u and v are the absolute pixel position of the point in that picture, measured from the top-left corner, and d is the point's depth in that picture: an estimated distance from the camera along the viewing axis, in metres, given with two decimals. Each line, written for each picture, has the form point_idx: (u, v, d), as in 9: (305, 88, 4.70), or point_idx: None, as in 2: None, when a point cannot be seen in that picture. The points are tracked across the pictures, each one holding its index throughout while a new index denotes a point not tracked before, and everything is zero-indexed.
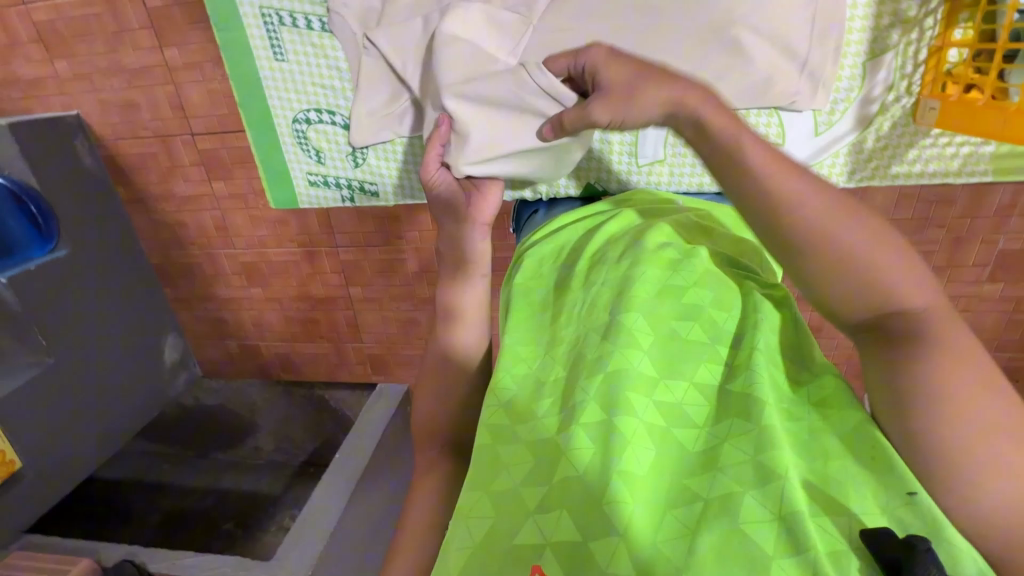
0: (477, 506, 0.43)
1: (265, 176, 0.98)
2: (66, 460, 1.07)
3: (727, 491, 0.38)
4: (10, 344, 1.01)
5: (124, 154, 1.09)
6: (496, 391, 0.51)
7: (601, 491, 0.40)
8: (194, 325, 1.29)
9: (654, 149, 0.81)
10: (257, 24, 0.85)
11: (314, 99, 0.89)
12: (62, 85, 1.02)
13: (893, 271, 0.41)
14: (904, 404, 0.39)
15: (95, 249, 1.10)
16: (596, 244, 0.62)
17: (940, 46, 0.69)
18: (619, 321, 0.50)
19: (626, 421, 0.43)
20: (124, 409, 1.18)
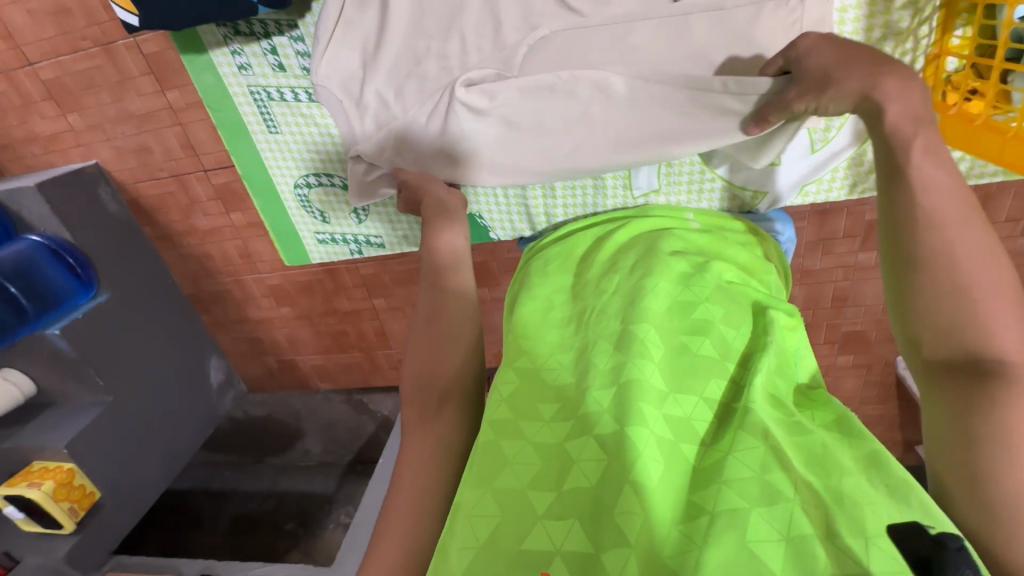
0: (482, 505, 0.42)
1: (276, 240, 1.09)
2: (134, 485, 1.16)
3: (732, 508, 0.37)
4: (73, 386, 1.09)
5: (146, 197, 1.13)
6: (502, 387, 0.52)
7: (610, 499, 0.39)
8: (236, 347, 1.37)
9: (649, 179, 0.81)
10: (248, 102, 0.90)
11: (311, 165, 0.95)
12: (78, 136, 1.06)
13: (1001, 324, 0.43)
14: (975, 445, 0.40)
15: (133, 289, 1.16)
16: (601, 256, 0.62)
17: (938, 54, 0.65)
18: (634, 334, 0.49)
19: (640, 432, 0.41)
20: (183, 432, 1.27)
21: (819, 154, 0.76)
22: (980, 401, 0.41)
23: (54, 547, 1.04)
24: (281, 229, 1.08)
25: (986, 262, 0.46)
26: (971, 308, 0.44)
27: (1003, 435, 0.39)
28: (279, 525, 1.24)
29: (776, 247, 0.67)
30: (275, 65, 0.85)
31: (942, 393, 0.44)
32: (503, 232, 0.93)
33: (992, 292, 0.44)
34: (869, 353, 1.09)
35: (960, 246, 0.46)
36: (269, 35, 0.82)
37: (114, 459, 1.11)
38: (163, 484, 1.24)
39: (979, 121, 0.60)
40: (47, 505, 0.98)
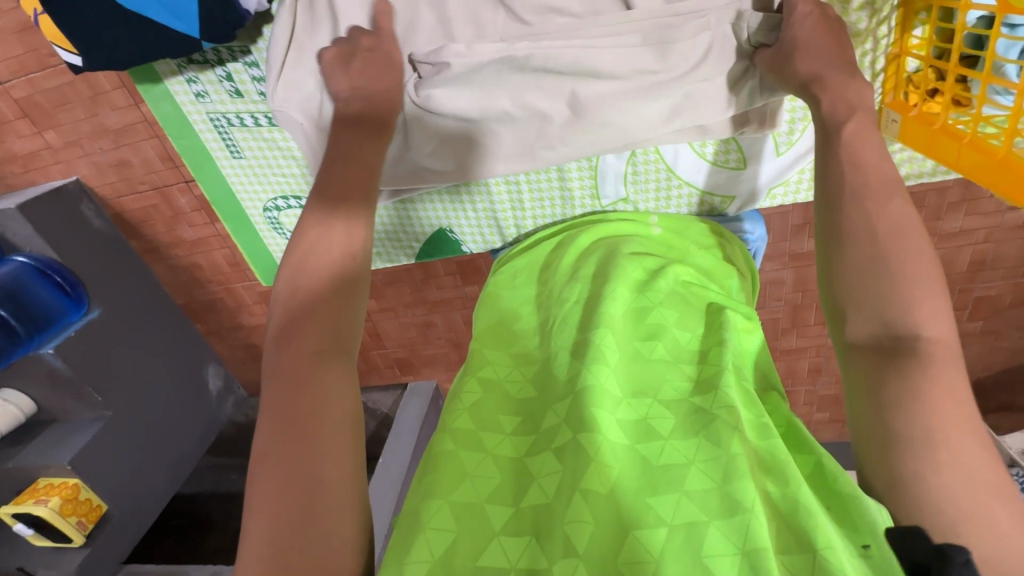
0: (438, 518, 0.42)
1: (251, 264, 1.07)
2: (141, 496, 1.18)
3: (690, 521, 0.37)
4: (72, 403, 1.10)
5: (130, 211, 1.13)
6: (461, 397, 0.52)
7: (563, 510, 0.39)
8: (232, 353, 1.38)
9: (616, 188, 0.82)
10: (208, 129, 0.88)
11: (278, 188, 0.94)
12: (56, 154, 1.05)
13: (927, 307, 0.47)
14: (893, 445, 0.43)
15: (125, 304, 1.16)
16: (564, 262, 0.62)
17: (898, 53, 0.66)
18: (591, 339, 0.49)
19: (594, 439, 0.42)
20: (185, 442, 1.29)
21: (785, 156, 0.77)
22: (898, 388, 0.44)
23: (67, 560, 1.06)
24: (253, 251, 1.06)
25: (901, 262, 0.49)
26: (889, 301, 0.48)
27: (919, 428, 0.42)
28: None
29: (740, 247, 0.68)
30: (232, 91, 0.84)
31: (864, 370, 0.47)
32: (475, 245, 0.92)
33: (906, 288, 0.47)
34: None
35: (880, 224, 0.51)
36: (222, 63, 0.82)
37: (120, 473, 1.13)
38: (168, 492, 1.26)
39: (938, 126, 0.61)
40: (55, 521, 1.00)
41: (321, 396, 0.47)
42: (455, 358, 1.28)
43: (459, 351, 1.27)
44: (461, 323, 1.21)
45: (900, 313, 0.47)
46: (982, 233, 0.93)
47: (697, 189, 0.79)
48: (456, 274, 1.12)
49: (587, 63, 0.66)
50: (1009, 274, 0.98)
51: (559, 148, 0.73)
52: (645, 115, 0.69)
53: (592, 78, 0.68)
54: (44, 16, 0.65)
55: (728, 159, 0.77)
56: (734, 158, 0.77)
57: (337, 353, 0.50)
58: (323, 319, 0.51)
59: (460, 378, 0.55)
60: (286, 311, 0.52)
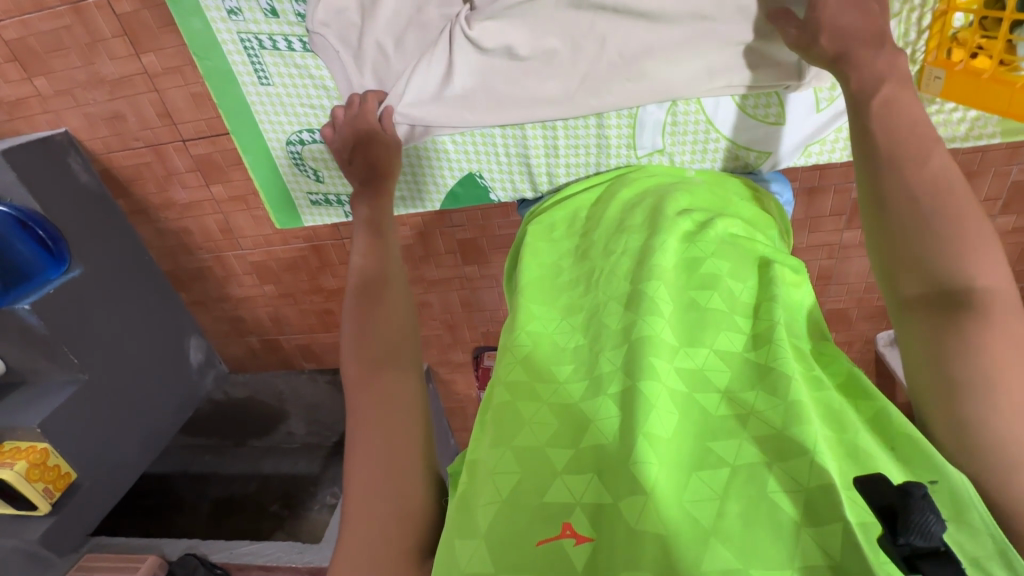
0: (501, 463, 0.43)
1: (270, 205, 1.04)
2: (114, 467, 1.12)
3: (753, 462, 0.39)
4: (45, 365, 1.05)
5: (119, 168, 1.08)
6: (512, 348, 0.52)
7: (623, 451, 0.40)
8: (215, 326, 1.34)
9: (653, 139, 0.82)
10: (238, 50, 0.86)
11: (304, 120, 0.92)
12: (45, 102, 1.01)
13: (979, 261, 0.48)
14: (954, 389, 0.44)
15: (107, 265, 1.12)
16: (608, 216, 0.62)
17: (946, 10, 0.67)
18: (644, 291, 0.49)
19: (653, 387, 0.42)
20: (162, 415, 1.24)
21: (825, 112, 0.77)
22: (956, 344, 0.45)
23: (29, 529, 1.00)
24: (270, 192, 1.03)
25: (957, 215, 0.50)
26: (936, 262, 0.49)
27: (978, 374, 0.43)
28: (264, 506, 1.24)
29: (775, 204, 0.69)
30: (267, 10, 0.82)
31: (921, 327, 0.48)
32: (504, 194, 0.91)
33: (954, 240, 0.49)
34: (849, 330, 1.13)
35: (923, 184, 0.52)
36: None
37: (92, 442, 1.07)
38: (141, 467, 1.21)
39: (986, 76, 0.64)
40: (21, 487, 0.94)
41: (393, 389, 0.55)
42: (448, 341, 1.27)
43: (453, 334, 1.25)
44: (457, 305, 1.20)
45: (947, 268, 0.48)
46: None
47: (735, 143, 0.79)
48: (457, 253, 1.11)
49: (643, 3, 0.70)
50: None
51: (599, 92, 0.76)
52: (691, 62, 0.72)
53: (649, 21, 0.71)
54: None
55: (768, 113, 0.77)
56: (774, 112, 0.77)
57: (404, 354, 0.59)
58: (387, 329, 0.60)
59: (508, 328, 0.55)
60: (355, 321, 0.61)
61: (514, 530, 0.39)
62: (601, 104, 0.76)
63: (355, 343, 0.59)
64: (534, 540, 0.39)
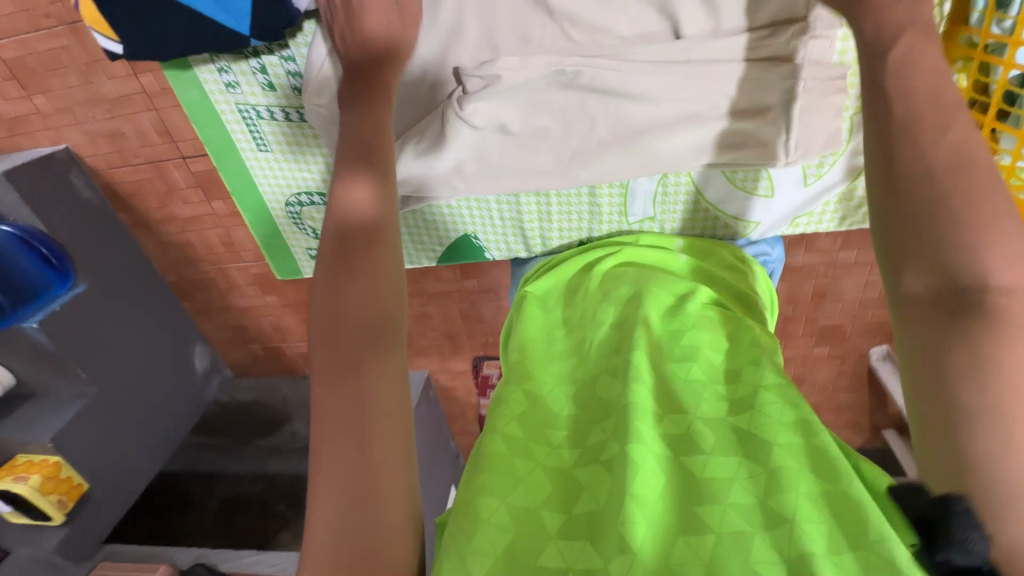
0: (493, 514, 0.44)
1: (267, 255, 1.05)
2: (124, 474, 1.16)
3: (736, 530, 0.40)
4: (55, 379, 1.07)
5: (121, 183, 1.09)
6: (499, 409, 0.53)
7: (613, 513, 0.41)
8: (219, 333, 1.36)
9: (644, 206, 0.83)
10: (237, 121, 0.86)
11: (301, 184, 0.93)
12: (45, 119, 1.01)
13: (1000, 249, 0.40)
14: (955, 411, 0.38)
15: (112, 278, 1.13)
16: (595, 286, 0.65)
17: None
18: (628, 360, 0.52)
19: (638, 450, 0.44)
20: (169, 421, 1.27)
21: (811, 187, 0.79)
22: (964, 356, 0.38)
23: (46, 537, 1.05)
24: (270, 244, 1.04)
25: (972, 194, 0.42)
26: (952, 250, 0.41)
27: (989, 395, 0.37)
28: (269, 506, 1.28)
29: (761, 273, 0.72)
30: (264, 84, 0.82)
31: (926, 331, 0.41)
32: (499, 252, 0.92)
33: (973, 223, 0.41)
34: (844, 345, 1.15)
35: (936, 158, 0.44)
36: (258, 54, 0.79)
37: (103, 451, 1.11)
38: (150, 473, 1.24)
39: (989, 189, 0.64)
40: (34, 500, 0.98)
41: (378, 387, 0.44)
42: (448, 350, 1.29)
43: (452, 344, 1.27)
44: (456, 316, 1.21)
45: (965, 259, 0.40)
46: None
47: (724, 214, 0.81)
48: (456, 268, 1.12)
49: (628, 85, 0.68)
50: None
51: (587, 159, 0.73)
52: (677, 137, 0.71)
53: (632, 100, 0.69)
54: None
55: (756, 186, 0.78)
56: (763, 185, 0.78)
57: (385, 338, 0.46)
58: (366, 299, 0.47)
59: (507, 384, 0.57)
60: (326, 281, 0.48)
61: None
62: (589, 178, 0.74)
63: (326, 313, 0.46)
64: None
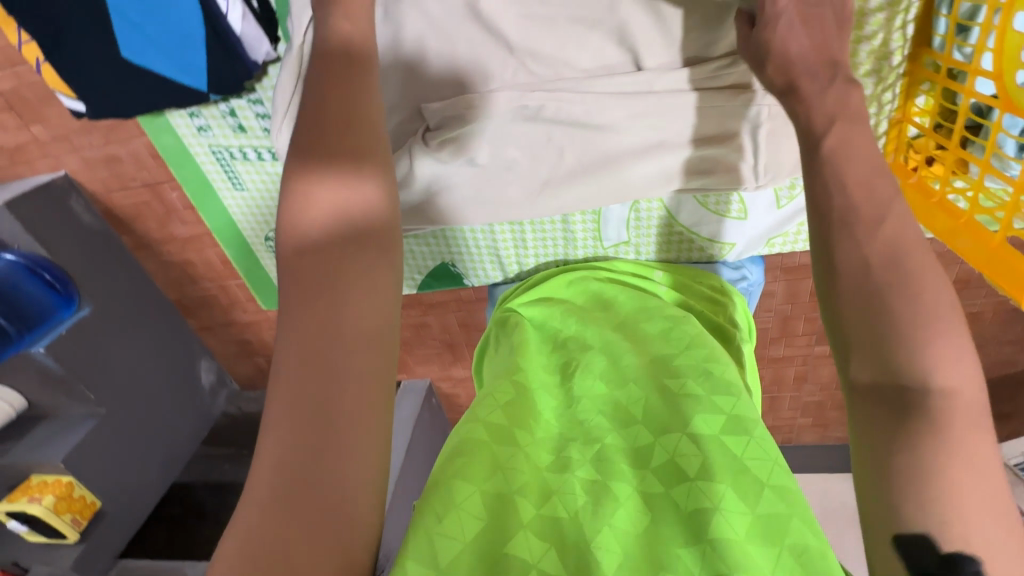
0: (471, 501, 0.44)
1: (251, 286, 1.05)
2: (134, 491, 1.20)
3: (714, 571, 0.39)
4: (65, 401, 1.11)
5: (120, 206, 1.11)
6: (477, 407, 0.53)
7: (582, 537, 0.42)
8: (224, 348, 1.38)
9: (618, 232, 0.82)
10: (212, 163, 0.88)
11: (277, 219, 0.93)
12: (43, 147, 1.03)
13: (938, 347, 0.41)
14: (897, 509, 0.37)
15: (116, 300, 1.16)
16: (591, 312, 0.66)
17: (901, 119, 0.68)
18: (618, 395, 0.53)
19: (619, 486, 0.45)
20: (178, 437, 1.30)
21: (785, 209, 0.78)
22: (903, 454, 0.38)
23: (62, 556, 1.09)
24: (253, 275, 1.04)
25: (915, 288, 0.43)
26: (890, 344, 0.42)
27: (934, 490, 0.36)
28: None
29: (741, 305, 0.71)
30: (235, 126, 0.84)
31: (869, 422, 0.41)
32: (478, 278, 0.91)
33: (913, 320, 0.42)
34: None
35: (876, 252, 0.45)
36: (226, 98, 0.81)
37: (114, 471, 1.14)
38: (160, 489, 1.27)
39: (935, 199, 0.64)
40: (50, 519, 1.02)
41: (356, 313, 0.43)
42: (449, 358, 1.30)
43: (453, 353, 1.28)
44: (455, 325, 1.22)
45: (904, 355, 0.41)
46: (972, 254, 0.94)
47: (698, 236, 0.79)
48: None
49: (592, 117, 0.69)
50: (995, 293, 1.00)
51: (556, 189, 0.73)
52: (642, 166, 0.71)
53: (597, 130, 0.70)
54: (46, 67, 0.74)
55: (729, 209, 0.77)
56: (736, 208, 0.77)
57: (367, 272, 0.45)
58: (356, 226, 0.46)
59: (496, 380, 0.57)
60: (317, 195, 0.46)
61: None
62: (556, 208, 0.75)
63: (315, 230, 0.45)
64: None
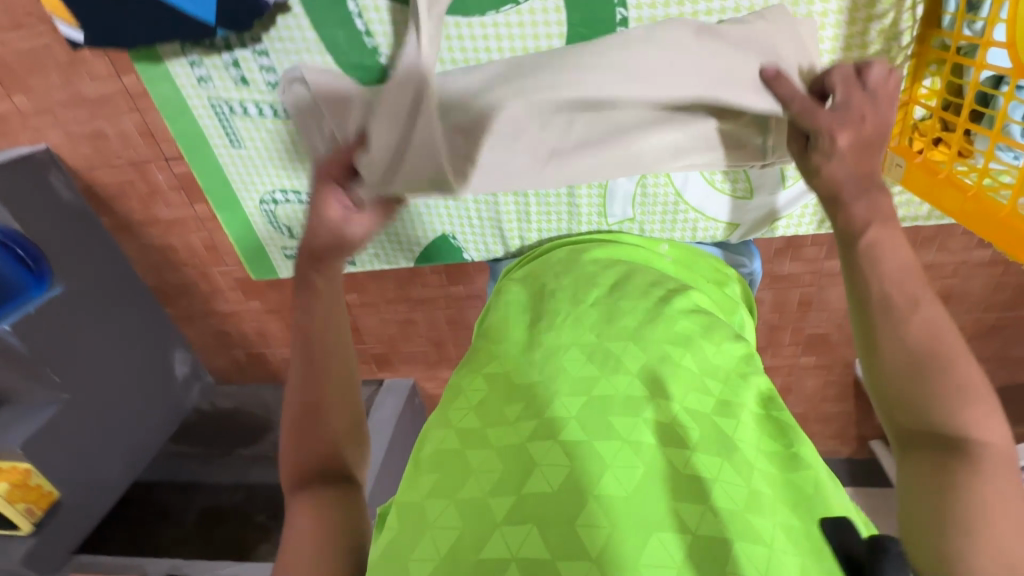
0: (442, 517, 0.43)
1: (243, 256, 1.02)
2: (95, 485, 1.14)
3: (714, 535, 0.38)
4: (27, 385, 1.05)
5: (103, 185, 1.07)
6: (457, 400, 0.53)
7: (572, 509, 0.40)
8: (201, 339, 1.33)
9: (624, 209, 0.85)
10: (208, 115, 0.86)
11: (277, 181, 0.92)
12: (25, 119, 0.99)
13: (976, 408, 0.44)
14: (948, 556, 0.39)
15: (90, 281, 1.11)
16: (580, 274, 0.64)
17: (908, 100, 0.74)
18: (605, 347, 0.52)
19: (608, 446, 0.44)
20: (146, 431, 1.25)
21: (789, 188, 0.82)
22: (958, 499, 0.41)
23: (9, 551, 1.02)
24: (246, 245, 1.02)
25: (948, 351, 0.47)
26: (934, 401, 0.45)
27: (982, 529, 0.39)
28: (250, 516, 1.24)
29: (742, 284, 0.73)
30: (238, 79, 0.82)
31: (919, 470, 0.44)
32: (477, 253, 0.92)
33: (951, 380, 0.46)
34: (830, 354, 1.15)
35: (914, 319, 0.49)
36: (231, 49, 0.80)
37: (75, 460, 1.08)
38: (121, 485, 1.21)
39: (943, 176, 0.69)
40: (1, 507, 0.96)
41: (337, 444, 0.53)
42: (434, 357, 1.28)
43: (439, 352, 1.26)
44: (443, 323, 1.20)
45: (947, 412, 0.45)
46: (951, 268, 0.97)
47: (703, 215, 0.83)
48: (442, 274, 1.11)
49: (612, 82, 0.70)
50: (975, 309, 1.03)
51: (569, 151, 0.74)
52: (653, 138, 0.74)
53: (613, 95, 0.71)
54: None
55: (735, 187, 0.81)
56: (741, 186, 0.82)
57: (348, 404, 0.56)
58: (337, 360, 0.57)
59: (466, 373, 0.56)
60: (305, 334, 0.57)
61: None
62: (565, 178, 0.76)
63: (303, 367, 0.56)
64: None
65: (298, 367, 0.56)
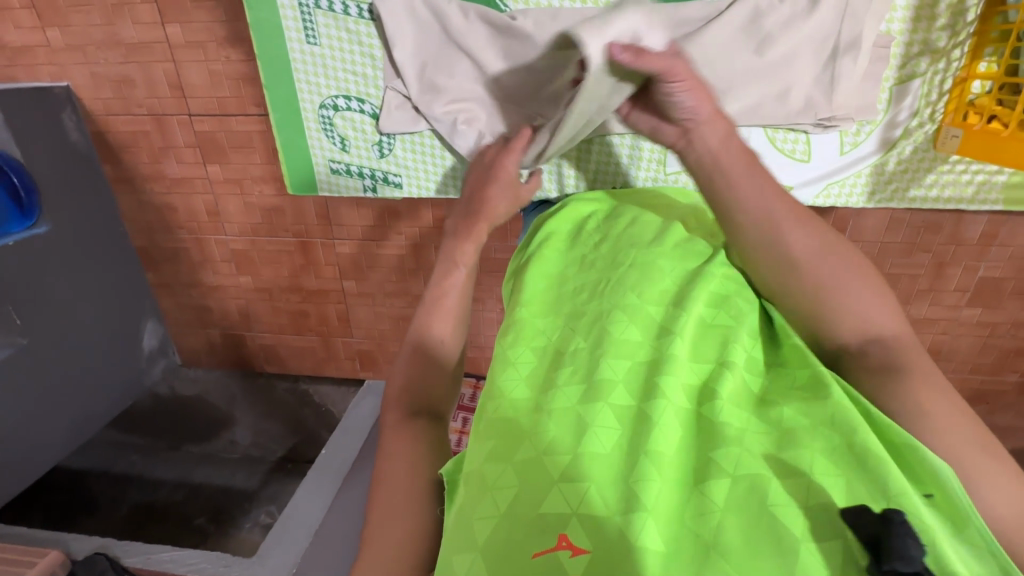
0: (501, 477, 0.45)
1: (286, 167, 0.98)
2: (25, 450, 1.03)
3: (753, 474, 0.41)
4: None
5: (115, 132, 1.04)
6: (507, 363, 0.55)
7: (623, 468, 0.43)
8: (176, 313, 1.25)
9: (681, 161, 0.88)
10: (292, 9, 0.86)
11: (344, 86, 0.91)
12: (52, 54, 0.98)
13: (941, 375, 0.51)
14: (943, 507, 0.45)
15: (76, 228, 1.06)
16: (617, 235, 0.66)
17: (965, 77, 0.77)
18: (648, 312, 0.55)
19: (659, 407, 0.46)
20: (99, 403, 1.15)
21: (846, 156, 0.86)
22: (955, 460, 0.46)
23: None
24: (291, 158, 0.98)
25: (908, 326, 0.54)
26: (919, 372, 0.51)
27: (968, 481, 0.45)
28: (188, 518, 1.16)
29: None
30: None
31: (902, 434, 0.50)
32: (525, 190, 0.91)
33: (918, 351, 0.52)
34: None
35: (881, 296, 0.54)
36: None
37: (10, 413, 0.98)
38: (53, 459, 1.10)
39: (1006, 135, 0.71)
40: None
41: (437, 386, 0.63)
42: None
43: None
44: None
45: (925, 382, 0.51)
46: (941, 324, 1.01)
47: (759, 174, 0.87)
48: None
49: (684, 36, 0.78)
50: (961, 370, 1.06)
51: None
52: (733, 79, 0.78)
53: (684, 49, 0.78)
54: None
55: (796, 150, 0.85)
56: (800, 149, 0.85)
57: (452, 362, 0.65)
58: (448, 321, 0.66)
59: (511, 342, 0.58)
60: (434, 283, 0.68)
61: (514, 540, 0.41)
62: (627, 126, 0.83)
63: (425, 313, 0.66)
64: (531, 553, 0.40)
65: (423, 312, 0.67)
